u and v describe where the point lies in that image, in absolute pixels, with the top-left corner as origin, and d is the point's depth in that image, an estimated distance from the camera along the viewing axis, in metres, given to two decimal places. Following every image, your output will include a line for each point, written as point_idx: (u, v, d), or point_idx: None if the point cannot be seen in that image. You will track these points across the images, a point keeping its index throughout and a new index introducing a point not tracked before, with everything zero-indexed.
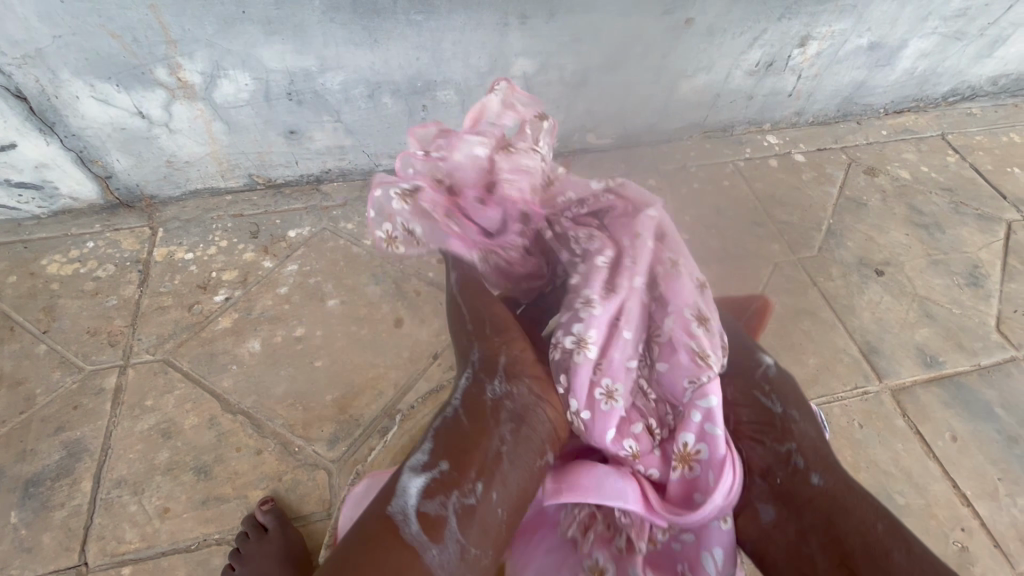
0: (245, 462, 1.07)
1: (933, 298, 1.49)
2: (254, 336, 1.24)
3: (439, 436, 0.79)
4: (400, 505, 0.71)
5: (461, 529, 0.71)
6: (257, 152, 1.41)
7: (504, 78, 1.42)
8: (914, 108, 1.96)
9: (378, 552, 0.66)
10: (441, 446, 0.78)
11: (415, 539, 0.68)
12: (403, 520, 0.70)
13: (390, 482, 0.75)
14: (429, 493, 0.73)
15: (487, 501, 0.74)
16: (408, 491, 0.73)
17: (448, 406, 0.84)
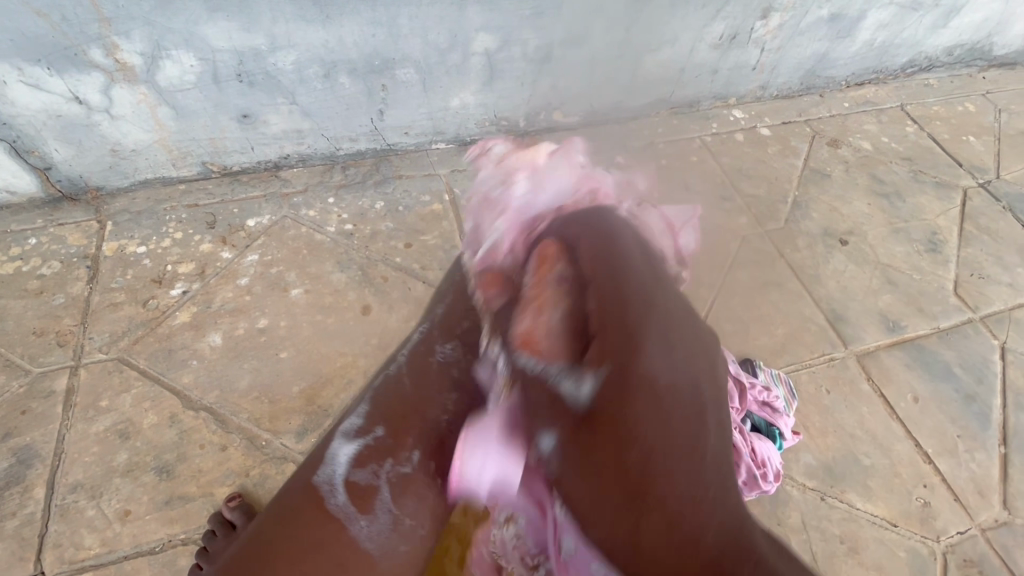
0: (210, 459, 1.04)
1: (895, 265, 1.53)
2: (214, 330, 1.20)
3: (379, 407, 0.85)
4: (425, 544, 0.69)
5: (392, 499, 0.75)
6: (209, 138, 1.34)
7: (465, 54, 1.38)
8: (875, 80, 1.99)
9: (298, 526, 0.69)
10: (379, 411, 0.84)
11: (340, 509, 0.72)
12: (329, 491, 0.73)
13: (322, 449, 0.80)
14: (457, 535, 0.71)
15: (413, 470, 0.78)
16: (337, 460, 0.77)
17: (392, 365, 0.93)
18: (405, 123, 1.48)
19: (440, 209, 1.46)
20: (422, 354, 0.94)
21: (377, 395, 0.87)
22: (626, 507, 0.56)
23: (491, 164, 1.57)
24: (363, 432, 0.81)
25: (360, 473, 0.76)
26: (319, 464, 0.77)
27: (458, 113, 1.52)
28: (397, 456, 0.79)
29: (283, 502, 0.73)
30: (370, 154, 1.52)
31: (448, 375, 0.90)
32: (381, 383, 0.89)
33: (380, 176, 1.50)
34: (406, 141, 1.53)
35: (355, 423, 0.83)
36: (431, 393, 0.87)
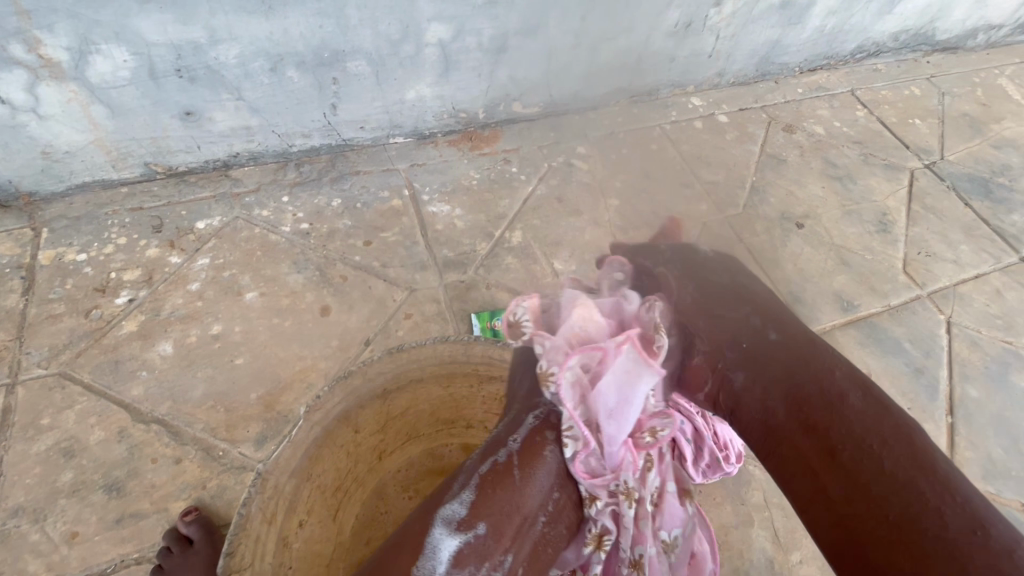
0: (163, 473, 1.00)
1: (848, 246, 1.57)
2: (164, 338, 1.15)
3: (483, 485, 0.66)
4: (428, 570, 0.58)
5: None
6: (150, 138, 1.28)
7: (418, 45, 1.35)
8: (827, 66, 2.04)
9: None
10: (489, 503, 0.65)
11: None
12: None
13: (420, 536, 0.61)
14: (462, 558, 0.60)
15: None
16: (439, 556, 0.59)
17: (504, 445, 0.71)
18: (360, 117, 1.44)
19: (399, 204, 1.42)
20: (536, 443, 0.72)
21: (488, 477, 0.67)
22: (816, 500, 0.61)
23: (451, 158, 1.55)
24: (461, 509, 0.64)
25: (463, 572, 0.59)
26: (412, 543, 0.62)
27: (415, 106, 1.49)
28: (499, 557, 0.62)
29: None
30: (325, 150, 1.47)
31: (546, 453, 0.71)
32: (489, 463, 0.69)
33: (336, 173, 1.46)
34: (362, 136, 1.49)
35: (461, 506, 0.64)
36: (545, 483, 0.69)
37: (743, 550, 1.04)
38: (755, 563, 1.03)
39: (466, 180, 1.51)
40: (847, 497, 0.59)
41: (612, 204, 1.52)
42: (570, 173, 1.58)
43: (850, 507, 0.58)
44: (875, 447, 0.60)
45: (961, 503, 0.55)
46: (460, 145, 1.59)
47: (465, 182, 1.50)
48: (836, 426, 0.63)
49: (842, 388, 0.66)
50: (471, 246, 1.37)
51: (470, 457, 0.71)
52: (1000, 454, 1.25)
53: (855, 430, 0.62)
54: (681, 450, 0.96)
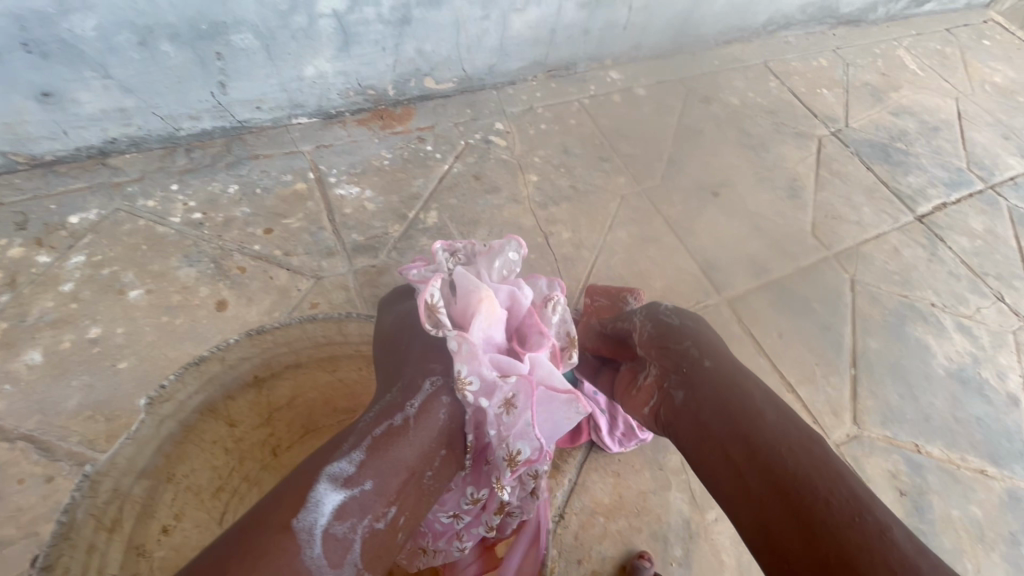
0: (32, 494, 0.90)
1: (761, 213, 1.62)
2: (32, 346, 1.03)
3: (375, 444, 0.68)
4: (309, 522, 0.60)
5: (363, 555, 0.64)
6: (3, 124, 1.14)
7: (310, 16, 1.26)
8: (740, 38, 2.08)
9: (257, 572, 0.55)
10: (378, 461, 0.67)
11: (314, 568, 0.58)
12: (307, 542, 0.59)
13: (302, 488, 0.62)
14: (345, 511, 0.63)
15: (394, 533, 0.67)
16: (323, 509, 0.61)
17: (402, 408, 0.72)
18: (255, 96, 1.34)
19: (304, 188, 1.34)
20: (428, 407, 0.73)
21: (380, 439, 0.69)
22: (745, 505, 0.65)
23: (360, 138, 1.47)
24: (351, 466, 0.66)
25: (342, 524, 0.62)
26: (297, 493, 0.62)
27: (316, 83, 1.39)
28: (381, 510, 0.66)
29: (258, 522, 0.59)
30: (218, 134, 1.36)
31: (441, 414, 0.73)
32: (385, 426, 0.70)
33: (232, 157, 1.35)
34: (260, 117, 1.39)
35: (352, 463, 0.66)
36: (427, 444, 0.71)
37: (660, 514, 1.06)
38: (672, 525, 1.05)
39: (377, 160, 1.44)
40: (769, 498, 0.63)
41: (531, 180, 1.50)
42: (488, 150, 1.54)
43: (767, 512, 0.62)
44: (786, 457, 0.65)
45: (849, 490, 0.60)
46: (371, 124, 1.51)
47: (376, 162, 1.43)
48: (756, 439, 0.68)
49: (760, 407, 0.71)
50: (383, 229, 1.31)
51: (366, 415, 0.72)
52: (897, 400, 1.33)
53: (770, 442, 0.67)
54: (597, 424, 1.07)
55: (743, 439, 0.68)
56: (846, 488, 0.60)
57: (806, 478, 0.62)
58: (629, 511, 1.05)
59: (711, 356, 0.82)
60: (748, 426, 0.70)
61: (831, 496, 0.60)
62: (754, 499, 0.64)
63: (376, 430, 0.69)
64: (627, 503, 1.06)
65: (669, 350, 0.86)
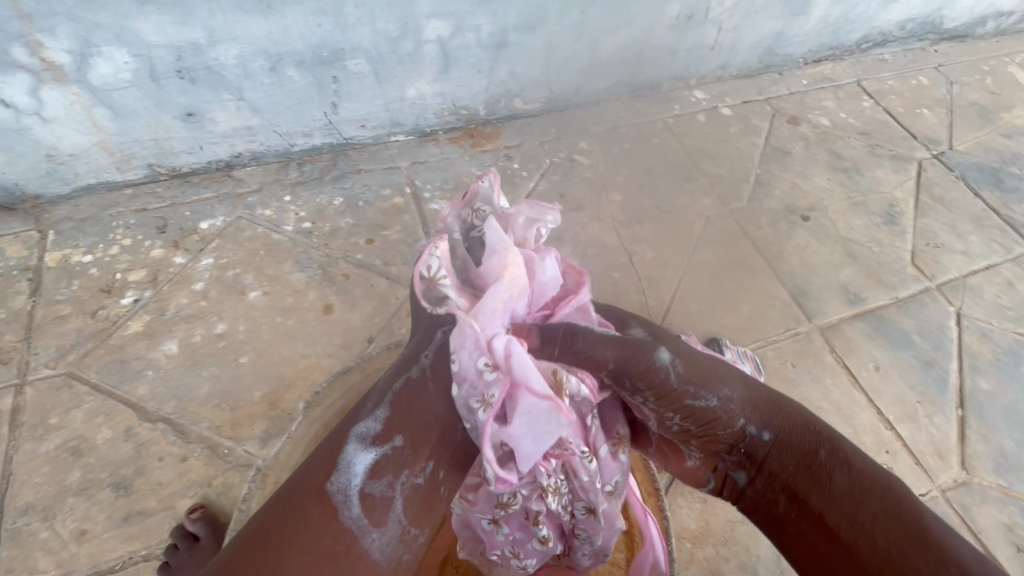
0: (169, 472, 1.00)
1: (855, 239, 1.56)
2: (169, 338, 1.15)
3: (396, 401, 0.75)
4: (343, 483, 0.69)
5: (405, 511, 0.71)
6: (153, 139, 1.29)
7: (417, 43, 1.34)
8: (832, 56, 2.01)
9: (303, 527, 0.65)
10: (399, 417, 0.74)
11: (353, 524, 0.67)
12: (343, 502, 0.68)
13: (335, 452, 0.71)
14: (378, 470, 0.71)
15: (433, 481, 0.74)
16: (354, 470, 0.70)
17: (416, 361, 0.79)
18: (361, 116, 1.44)
19: (400, 202, 1.43)
20: (448, 357, 0.79)
21: (400, 394, 0.76)
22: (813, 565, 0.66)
23: (451, 155, 1.54)
24: (376, 428, 0.73)
25: (376, 484, 0.70)
26: (329, 455, 0.71)
27: (416, 104, 1.48)
28: (416, 465, 0.72)
29: (298, 487, 0.69)
30: (326, 149, 1.47)
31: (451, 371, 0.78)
32: (403, 380, 0.77)
33: (337, 171, 1.46)
34: (363, 135, 1.49)
35: (376, 425, 0.73)
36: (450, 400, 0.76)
37: (749, 545, 1.03)
38: (761, 558, 1.03)
39: (467, 177, 1.51)
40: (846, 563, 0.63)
41: (615, 199, 1.52)
42: (573, 168, 1.57)
43: None
44: (864, 524, 0.64)
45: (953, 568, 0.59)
46: (461, 142, 1.58)
47: (467, 179, 1.50)
48: (830, 512, 0.66)
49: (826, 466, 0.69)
50: None
51: (385, 378, 0.80)
52: (1011, 447, 1.24)
53: (845, 510, 0.65)
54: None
55: (814, 512, 0.67)
56: (930, 545, 0.61)
57: (890, 548, 0.62)
58: (716, 539, 1.03)
59: (772, 423, 0.75)
60: (821, 499, 0.67)
61: (921, 562, 0.60)
62: (825, 556, 0.65)
63: (398, 387, 0.77)
64: (715, 530, 1.04)
65: (714, 431, 0.76)
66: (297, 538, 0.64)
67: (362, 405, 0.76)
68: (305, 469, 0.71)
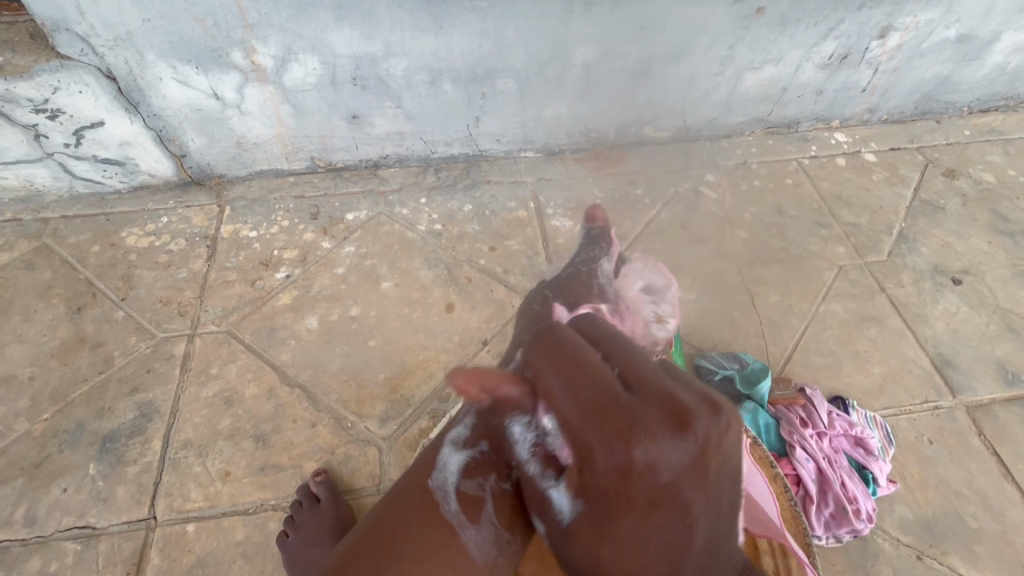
0: (301, 434, 1.11)
1: (1017, 312, 1.38)
2: (311, 313, 1.28)
3: None
4: (440, 479, 0.72)
5: (498, 512, 0.69)
6: (320, 136, 1.44)
7: (564, 67, 1.39)
8: (1003, 107, 1.82)
9: (410, 523, 0.66)
10: (485, 424, 0.75)
11: (453, 518, 0.67)
12: (442, 497, 0.69)
13: (432, 455, 0.75)
14: (469, 471, 0.72)
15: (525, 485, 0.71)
16: (448, 468, 0.73)
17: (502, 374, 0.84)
18: (499, 130, 1.52)
19: (525, 215, 1.48)
20: None
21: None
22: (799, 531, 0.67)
23: (577, 175, 1.58)
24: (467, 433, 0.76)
25: (472, 484, 0.71)
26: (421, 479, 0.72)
27: (551, 123, 1.54)
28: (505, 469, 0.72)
29: (399, 499, 0.71)
30: (461, 159, 1.58)
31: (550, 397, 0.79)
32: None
33: (469, 180, 1.55)
34: (497, 148, 1.57)
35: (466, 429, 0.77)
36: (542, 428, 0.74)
37: None
38: None
39: (590, 199, 1.53)
40: None
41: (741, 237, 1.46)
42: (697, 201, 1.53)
43: None
44: None
45: None
46: (587, 163, 1.61)
47: (589, 200, 1.52)
48: None
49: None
50: None
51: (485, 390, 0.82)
52: None
53: None
54: (809, 493, 1.02)
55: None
56: None
57: None
58: None
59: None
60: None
61: None
62: None
63: None
64: None
65: None
66: (390, 556, 0.62)
67: (461, 410, 0.81)
68: (407, 477, 0.75)
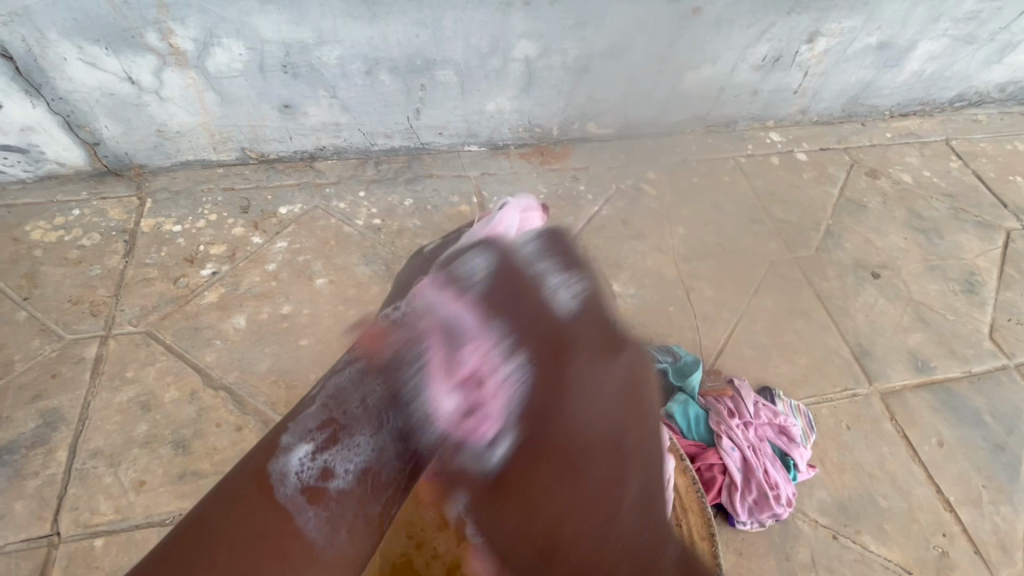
0: (225, 438, 1.06)
1: (928, 303, 1.48)
2: (240, 312, 1.22)
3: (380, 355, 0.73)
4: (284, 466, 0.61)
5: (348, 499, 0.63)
6: (250, 126, 1.37)
7: (505, 60, 1.39)
8: (921, 112, 1.94)
9: (240, 514, 0.57)
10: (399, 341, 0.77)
11: (289, 501, 0.59)
12: (279, 480, 0.60)
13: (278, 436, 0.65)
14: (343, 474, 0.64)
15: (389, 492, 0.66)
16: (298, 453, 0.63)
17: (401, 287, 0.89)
18: (440, 123, 1.50)
19: (467, 210, 1.47)
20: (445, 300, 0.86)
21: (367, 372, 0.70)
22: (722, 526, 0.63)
23: (521, 170, 1.57)
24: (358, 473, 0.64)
25: (338, 478, 0.64)
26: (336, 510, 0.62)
27: (494, 117, 1.52)
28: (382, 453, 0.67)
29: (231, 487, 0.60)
30: (403, 152, 1.54)
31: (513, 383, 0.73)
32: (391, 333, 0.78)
33: (410, 174, 1.52)
34: (439, 142, 1.54)
35: (294, 439, 0.64)
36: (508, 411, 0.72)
37: None
38: None
39: (533, 193, 1.53)
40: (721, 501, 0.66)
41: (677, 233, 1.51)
42: None
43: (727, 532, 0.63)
44: None
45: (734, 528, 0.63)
46: (531, 159, 1.61)
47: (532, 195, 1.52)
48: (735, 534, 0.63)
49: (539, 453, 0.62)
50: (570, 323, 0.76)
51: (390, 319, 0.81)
52: None
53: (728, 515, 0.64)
54: (733, 481, 1.06)
55: None
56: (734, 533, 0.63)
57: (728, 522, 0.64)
58: None
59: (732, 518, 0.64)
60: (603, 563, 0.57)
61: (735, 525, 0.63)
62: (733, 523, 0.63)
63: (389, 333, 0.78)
64: None
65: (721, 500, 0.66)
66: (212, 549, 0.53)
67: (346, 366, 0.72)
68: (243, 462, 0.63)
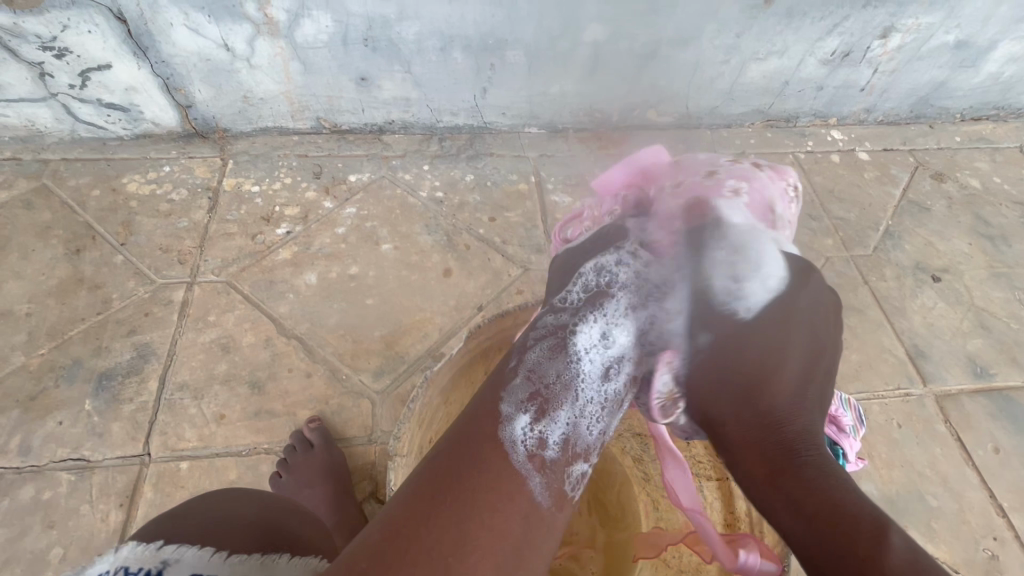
0: (296, 382, 1.14)
1: (991, 310, 1.44)
2: (311, 270, 1.29)
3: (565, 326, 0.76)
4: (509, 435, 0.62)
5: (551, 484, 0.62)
6: (327, 96, 1.45)
7: (574, 43, 1.40)
8: (994, 116, 1.87)
9: (477, 488, 0.58)
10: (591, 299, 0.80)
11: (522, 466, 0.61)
12: (510, 447, 0.62)
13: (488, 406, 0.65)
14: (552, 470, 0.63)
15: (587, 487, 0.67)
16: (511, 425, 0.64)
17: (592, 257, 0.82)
18: (505, 104, 1.54)
19: (525, 188, 1.51)
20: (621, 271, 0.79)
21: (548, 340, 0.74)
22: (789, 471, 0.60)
23: (579, 153, 1.60)
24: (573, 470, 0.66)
25: (551, 448, 0.64)
26: (485, 459, 0.60)
27: (556, 100, 1.55)
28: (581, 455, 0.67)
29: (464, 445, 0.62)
30: (466, 129, 1.59)
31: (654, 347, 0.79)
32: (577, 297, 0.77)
33: (472, 151, 1.57)
34: (502, 121, 1.59)
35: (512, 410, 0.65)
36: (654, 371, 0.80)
37: None
38: None
39: (590, 176, 1.55)
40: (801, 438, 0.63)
41: None
42: None
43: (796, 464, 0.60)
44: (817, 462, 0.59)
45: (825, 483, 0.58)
46: (589, 143, 1.63)
47: (590, 177, 1.55)
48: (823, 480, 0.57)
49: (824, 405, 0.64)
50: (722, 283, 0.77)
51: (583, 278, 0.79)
52: None
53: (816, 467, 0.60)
54: None
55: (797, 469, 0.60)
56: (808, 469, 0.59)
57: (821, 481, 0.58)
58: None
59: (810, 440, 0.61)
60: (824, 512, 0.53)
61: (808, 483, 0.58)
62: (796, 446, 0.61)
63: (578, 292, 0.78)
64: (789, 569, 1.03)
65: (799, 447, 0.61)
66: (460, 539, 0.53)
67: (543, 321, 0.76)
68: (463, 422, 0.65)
